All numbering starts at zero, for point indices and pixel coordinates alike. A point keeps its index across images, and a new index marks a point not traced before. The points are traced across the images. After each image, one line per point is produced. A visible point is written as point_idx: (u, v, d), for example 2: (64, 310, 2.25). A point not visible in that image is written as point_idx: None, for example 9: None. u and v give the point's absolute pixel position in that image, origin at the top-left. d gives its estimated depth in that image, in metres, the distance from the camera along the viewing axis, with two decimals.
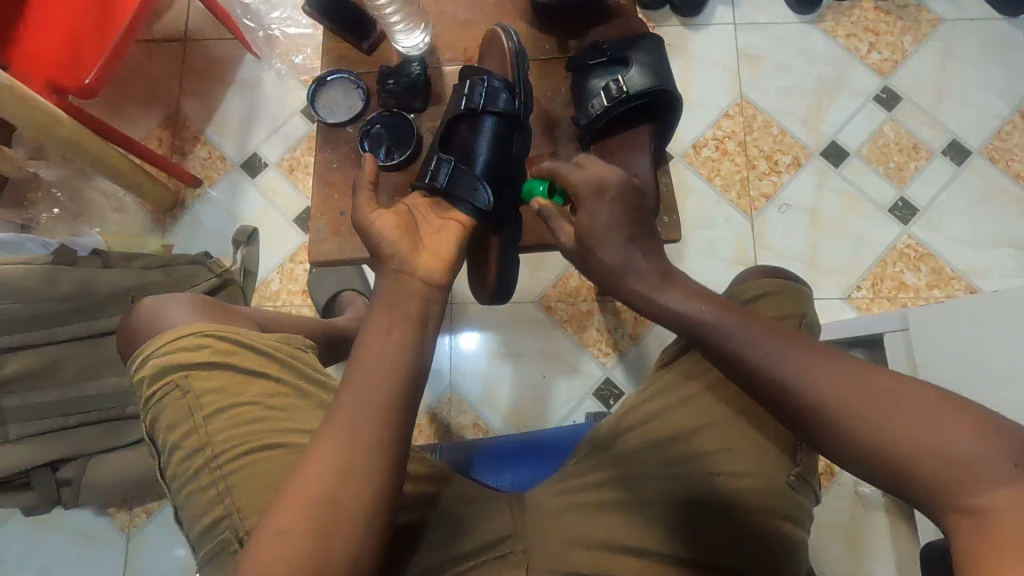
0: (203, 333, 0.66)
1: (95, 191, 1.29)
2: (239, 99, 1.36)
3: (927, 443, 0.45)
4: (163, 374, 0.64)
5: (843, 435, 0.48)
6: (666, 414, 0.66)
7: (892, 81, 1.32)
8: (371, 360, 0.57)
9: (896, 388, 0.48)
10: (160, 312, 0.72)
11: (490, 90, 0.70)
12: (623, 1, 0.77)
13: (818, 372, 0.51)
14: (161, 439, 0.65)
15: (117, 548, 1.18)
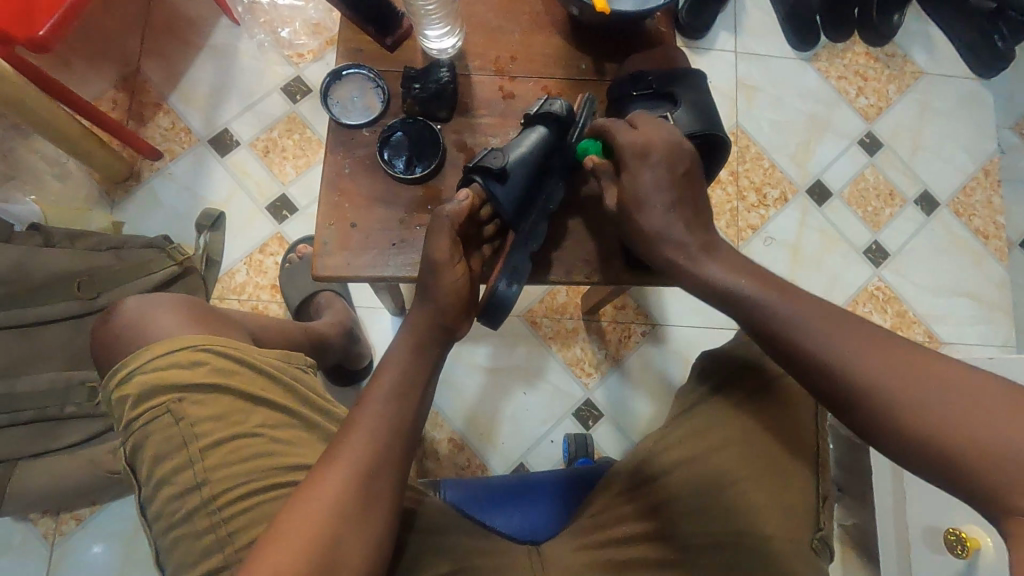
0: (200, 348, 0.62)
1: (33, 154, 1.14)
2: (211, 67, 1.23)
3: (993, 443, 0.43)
4: (154, 396, 0.61)
5: (894, 427, 0.47)
6: (690, 465, 0.65)
7: (875, 127, 1.37)
8: (377, 413, 0.58)
9: (957, 378, 0.46)
10: (145, 319, 0.66)
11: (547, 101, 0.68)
12: (664, 28, 0.74)
13: (869, 357, 0.49)
14: (144, 471, 0.61)
15: (39, 558, 1.05)
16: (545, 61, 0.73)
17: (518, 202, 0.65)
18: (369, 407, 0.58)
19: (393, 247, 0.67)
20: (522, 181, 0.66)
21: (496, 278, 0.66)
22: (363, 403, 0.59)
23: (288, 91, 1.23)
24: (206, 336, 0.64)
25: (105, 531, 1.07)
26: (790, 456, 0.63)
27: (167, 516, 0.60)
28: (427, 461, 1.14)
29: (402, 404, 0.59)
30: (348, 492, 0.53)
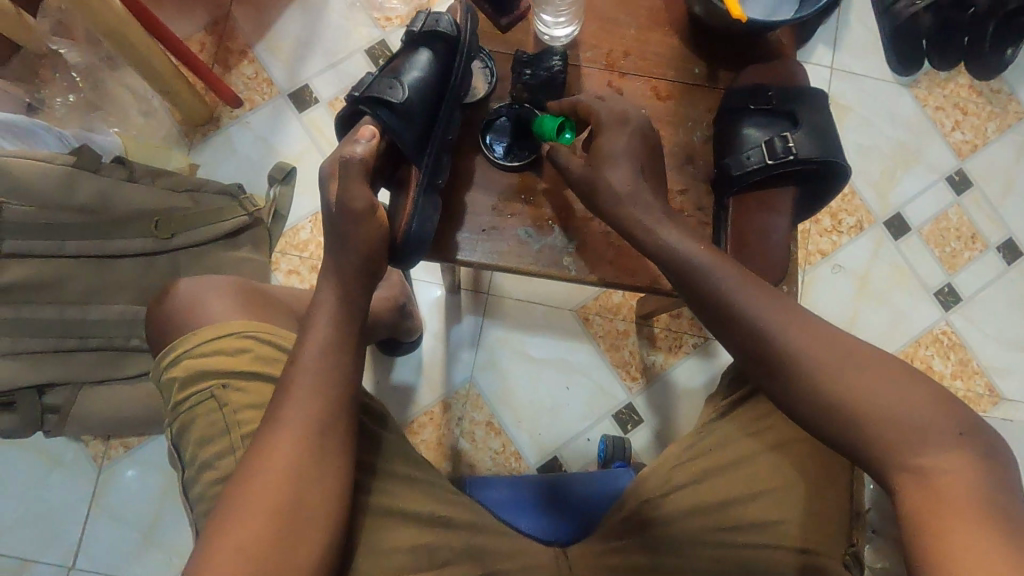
0: (245, 336, 0.72)
1: (121, 88, 1.16)
2: (299, 21, 1.23)
3: (885, 404, 0.50)
4: (198, 379, 0.70)
5: (805, 391, 0.53)
6: (714, 477, 0.67)
7: (967, 164, 1.30)
8: (314, 373, 0.61)
9: (853, 345, 0.53)
10: (202, 301, 0.76)
11: (432, 18, 0.67)
12: (786, 41, 0.71)
13: (795, 333, 0.54)
14: (190, 451, 0.70)
15: (86, 478, 1.10)
16: (657, 61, 0.70)
17: (410, 130, 0.64)
18: (292, 388, 0.61)
19: (483, 233, 0.67)
20: (412, 109, 0.64)
21: (404, 218, 0.63)
22: (299, 363, 0.62)
23: (372, 54, 1.22)
24: (253, 323, 0.73)
25: (151, 461, 1.11)
26: (819, 472, 0.65)
27: (208, 497, 0.69)
28: (463, 441, 1.15)
29: (336, 364, 0.62)
30: (293, 461, 0.58)
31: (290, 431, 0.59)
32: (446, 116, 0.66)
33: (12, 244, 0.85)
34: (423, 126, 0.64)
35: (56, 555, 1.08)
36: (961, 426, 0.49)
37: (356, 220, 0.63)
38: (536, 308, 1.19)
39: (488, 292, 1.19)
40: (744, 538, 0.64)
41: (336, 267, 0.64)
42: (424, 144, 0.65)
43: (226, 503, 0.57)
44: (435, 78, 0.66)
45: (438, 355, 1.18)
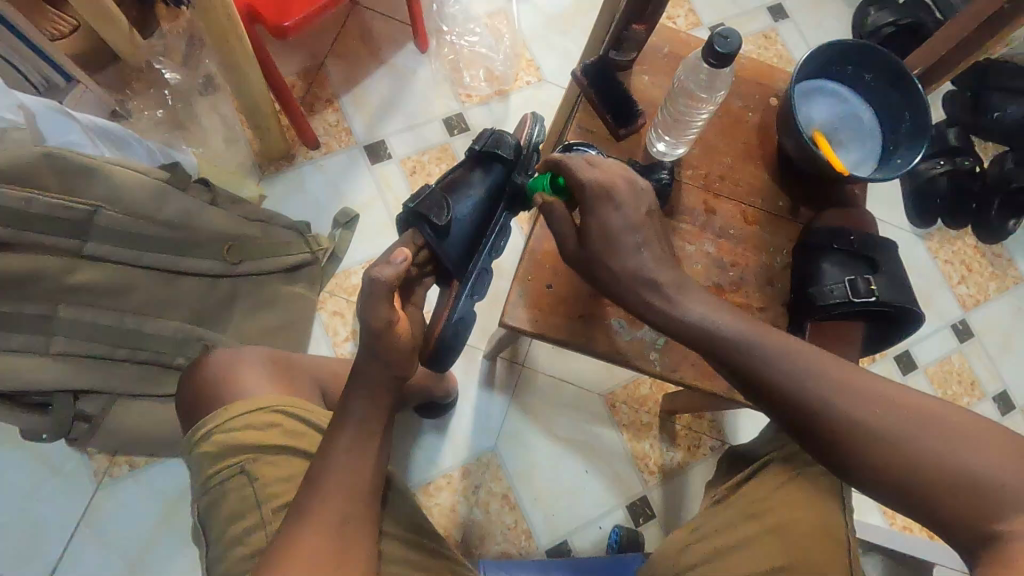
0: (274, 410, 0.64)
1: (209, 111, 1.21)
2: (387, 82, 1.31)
3: (953, 459, 0.51)
4: (231, 455, 0.62)
5: (874, 458, 0.53)
6: (725, 558, 0.64)
7: (970, 316, 1.41)
8: (346, 458, 0.58)
9: (914, 405, 0.54)
10: (238, 370, 0.70)
11: (496, 141, 0.73)
12: (860, 193, 0.79)
13: (856, 402, 0.54)
14: (218, 529, 0.62)
15: (81, 493, 1.04)
16: (748, 189, 0.78)
17: (456, 249, 0.67)
18: (329, 470, 0.58)
19: (579, 318, 0.71)
20: (462, 229, 0.68)
21: (444, 313, 0.69)
22: (329, 450, 0.59)
23: (448, 124, 1.30)
24: (283, 397, 0.66)
25: (155, 485, 1.06)
26: (829, 556, 0.63)
27: (236, 575, 0.59)
28: (476, 510, 1.14)
29: (368, 451, 0.60)
30: (322, 547, 0.54)
31: (326, 516, 0.56)
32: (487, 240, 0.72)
33: (95, 247, 0.85)
34: (470, 246, 0.69)
35: (31, 573, 1.01)
36: None
37: (377, 338, 0.58)
38: (566, 388, 1.22)
39: (523, 364, 1.21)
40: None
41: (366, 374, 0.60)
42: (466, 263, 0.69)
43: None
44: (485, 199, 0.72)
45: (463, 421, 1.18)
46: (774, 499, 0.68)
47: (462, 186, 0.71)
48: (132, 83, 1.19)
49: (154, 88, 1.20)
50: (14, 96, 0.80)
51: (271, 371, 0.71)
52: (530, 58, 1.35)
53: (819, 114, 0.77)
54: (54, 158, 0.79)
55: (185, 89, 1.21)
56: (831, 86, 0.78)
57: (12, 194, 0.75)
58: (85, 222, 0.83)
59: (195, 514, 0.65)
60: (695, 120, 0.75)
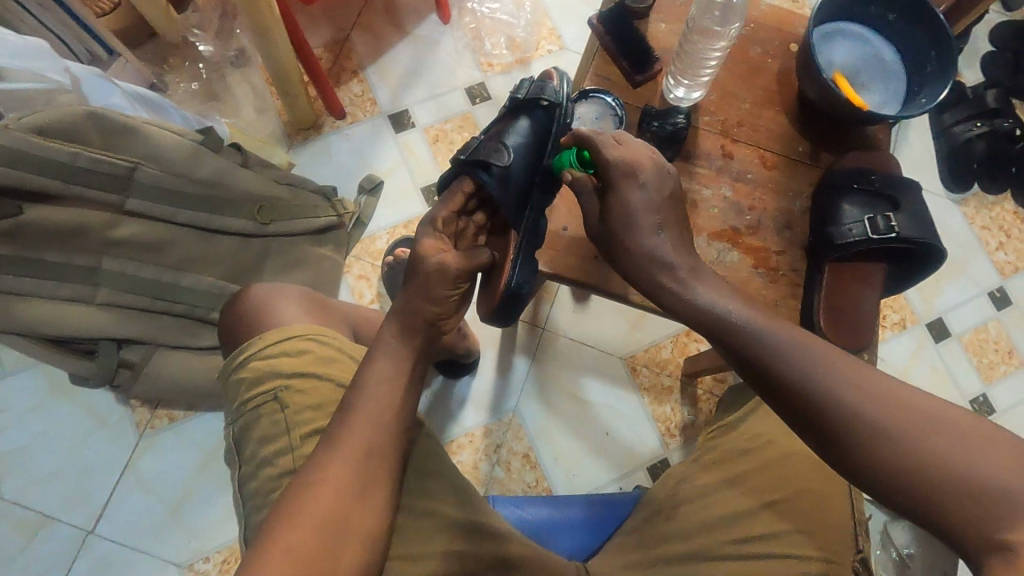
0: (304, 338, 0.68)
1: (240, 84, 1.26)
2: (411, 53, 1.33)
3: (956, 462, 0.44)
4: (265, 379, 0.66)
5: (882, 453, 0.46)
6: (724, 491, 0.66)
7: (1008, 284, 1.36)
8: (372, 387, 0.62)
9: (919, 406, 0.47)
10: (271, 305, 0.73)
11: (538, 89, 0.76)
12: (883, 137, 0.78)
13: (857, 395, 0.48)
14: (249, 451, 0.65)
15: (125, 443, 1.11)
16: (767, 134, 0.78)
17: (502, 199, 0.70)
18: (364, 396, 0.61)
19: (594, 259, 0.72)
20: (509, 175, 0.71)
21: (507, 274, 0.71)
22: (359, 379, 0.63)
23: (470, 93, 1.32)
24: (314, 328, 0.69)
25: (191, 438, 1.11)
26: (825, 485, 0.65)
27: (264, 494, 0.63)
28: (498, 469, 1.16)
29: (389, 381, 0.63)
30: (352, 463, 0.58)
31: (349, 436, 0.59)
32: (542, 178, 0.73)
33: (139, 204, 0.90)
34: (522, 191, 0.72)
35: (80, 516, 1.08)
36: None
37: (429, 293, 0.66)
38: (587, 351, 1.23)
39: (544, 327, 1.23)
40: (756, 550, 0.62)
41: (406, 310, 0.66)
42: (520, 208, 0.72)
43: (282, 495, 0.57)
44: (530, 139, 0.74)
45: (489, 382, 1.20)
46: (772, 429, 0.69)
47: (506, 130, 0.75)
48: (169, 57, 1.25)
49: (189, 61, 1.25)
50: (60, 61, 0.87)
51: (300, 308, 0.74)
52: (551, 27, 1.36)
53: (840, 55, 0.76)
54: (95, 116, 0.84)
55: (218, 61, 1.26)
56: (852, 28, 0.77)
57: (59, 148, 0.80)
58: (126, 177, 0.88)
59: (230, 438, 0.69)
60: (709, 57, 0.74)
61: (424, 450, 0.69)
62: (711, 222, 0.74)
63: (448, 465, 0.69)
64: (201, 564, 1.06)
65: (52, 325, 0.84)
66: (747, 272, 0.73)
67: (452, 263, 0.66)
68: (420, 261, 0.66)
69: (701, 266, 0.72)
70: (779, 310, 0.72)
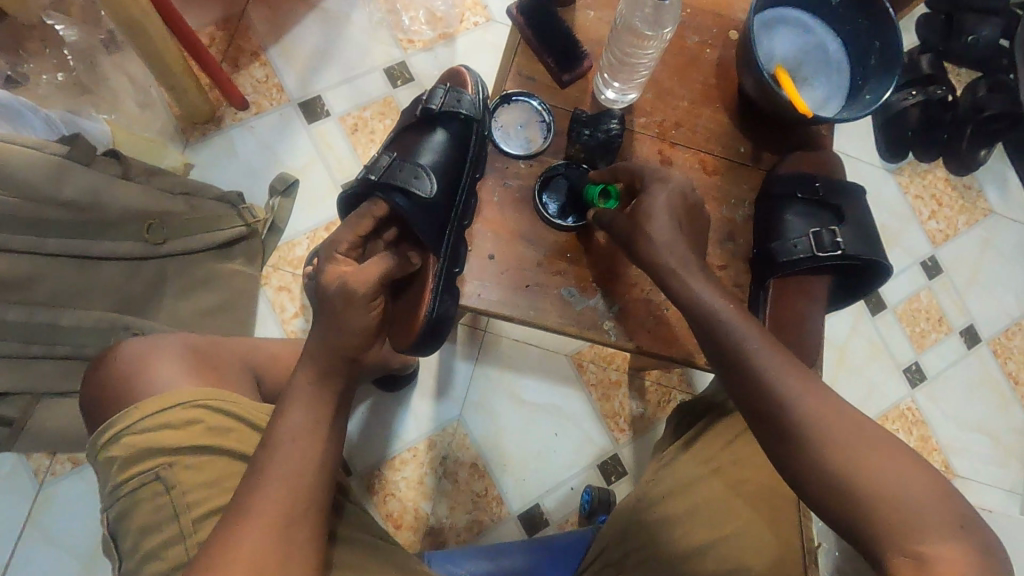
0: (192, 405, 0.59)
1: (117, 72, 1.09)
2: (319, 30, 1.18)
3: (886, 475, 0.46)
4: (145, 458, 0.57)
5: (818, 458, 0.48)
6: (672, 529, 0.64)
7: (939, 252, 1.39)
8: (274, 464, 0.54)
9: (860, 421, 0.49)
10: (153, 362, 0.63)
11: (449, 97, 0.68)
12: (827, 133, 0.73)
13: (811, 405, 0.50)
14: (129, 542, 0.57)
15: (23, 495, 0.99)
16: (707, 135, 0.71)
17: (417, 219, 0.63)
18: (268, 478, 0.53)
19: (527, 288, 0.65)
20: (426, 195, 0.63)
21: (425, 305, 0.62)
22: (263, 451, 0.55)
23: (390, 74, 1.19)
24: (201, 391, 0.60)
25: (100, 482, 1.00)
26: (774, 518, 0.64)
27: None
28: (444, 481, 1.11)
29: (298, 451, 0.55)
30: (249, 559, 0.50)
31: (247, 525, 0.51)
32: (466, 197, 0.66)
33: None
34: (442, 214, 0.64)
35: None
36: (960, 516, 0.44)
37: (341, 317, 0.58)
38: (531, 350, 1.18)
39: (485, 329, 1.16)
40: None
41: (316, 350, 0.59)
42: (443, 230, 0.64)
43: None
44: (449, 155, 0.67)
45: (427, 393, 1.14)
46: (718, 459, 0.67)
47: (418, 145, 0.68)
48: None
49: None
50: None
51: (194, 362, 0.64)
52: None
53: (781, 47, 0.69)
54: None
55: (87, 46, 1.08)
56: (794, 15, 0.70)
57: None
58: None
59: (105, 524, 0.60)
60: (643, 61, 0.66)
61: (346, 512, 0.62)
62: None
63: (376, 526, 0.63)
64: None
65: None
66: None
67: (356, 281, 0.58)
68: (322, 286, 0.59)
69: (642, 288, 0.67)
70: None
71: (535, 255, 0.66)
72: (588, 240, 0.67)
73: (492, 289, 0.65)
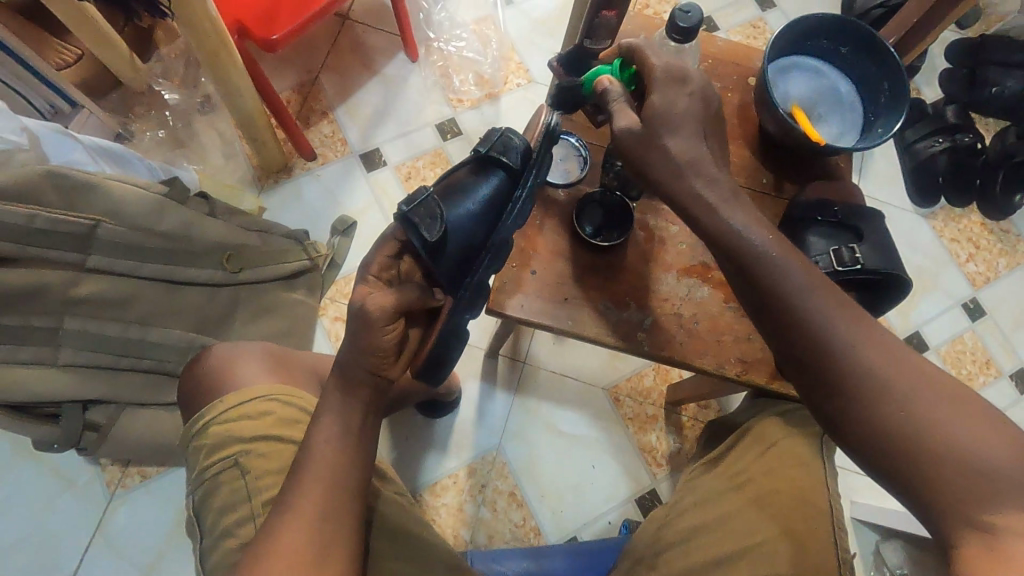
0: (266, 398, 0.67)
1: (208, 130, 1.25)
2: (380, 92, 1.34)
3: (961, 442, 0.47)
4: (225, 446, 0.64)
5: (887, 420, 0.51)
6: (705, 533, 0.66)
7: (981, 294, 1.38)
8: (327, 452, 0.60)
9: (937, 383, 0.50)
10: (236, 364, 0.72)
11: (507, 146, 0.69)
12: (844, 166, 0.79)
13: (881, 367, 0.52)
14: (209, 521, 0.63)
15: (95, 505, 1.07)
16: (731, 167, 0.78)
17: (442, 264, 0.64)
18: (325, 462, 0.59)
19: (565, 301, 0.72)
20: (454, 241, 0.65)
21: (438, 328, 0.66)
22: (313, 442, 0.60)
23: (441, 129, 1.32)
24: (275, 387, 0.68)
25: (165, 494, 1.08)
26: (810, 523, 0.65)
27: (224, 567, 0.61)
28: (483, 509, 1.14)
29: (354, 439, 0.61)
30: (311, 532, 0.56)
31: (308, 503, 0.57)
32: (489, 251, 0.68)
33: (101, 260, 0.88)
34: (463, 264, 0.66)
35: None
36: None
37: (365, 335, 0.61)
38: (568, 383, 1.22)
39: (524, 361, 1.22)
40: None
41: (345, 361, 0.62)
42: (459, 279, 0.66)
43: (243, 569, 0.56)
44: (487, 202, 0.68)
45: (467, 422, 1.18)
46: (750, 469, 0.69)
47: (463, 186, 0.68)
48: (134, 106, 1.24)
49: (154, 110, 1.24)
50: (17, 119, 0.85)
51: (268, 365, 0.73)
52: (519, 61, 1.37)
53: (796, 88, 0.77)
54: (56, 175, 0.82)
55: (185, 108, 1.25)
56: (807, 61, 0.78)
57: (15, 210, 0.78)
58: (88, 235, 0.86)
59: (190, 508, 0.67)
60: None
61: (395, 506, 0.67)
62: (679, 259, 0.74)
63: (422, 524, 0.67)
64: None
65: (11, 391, 0.82)
66: (719, 307, 0.73)
67: (373, 303, 0.60)
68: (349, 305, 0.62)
69: (671, 303, 0.72)
70: (751, 344, 0.72)
71: (572, 272, 0.73)
72: (622, 259, 0.73)
73: (532, 300, 0.71)
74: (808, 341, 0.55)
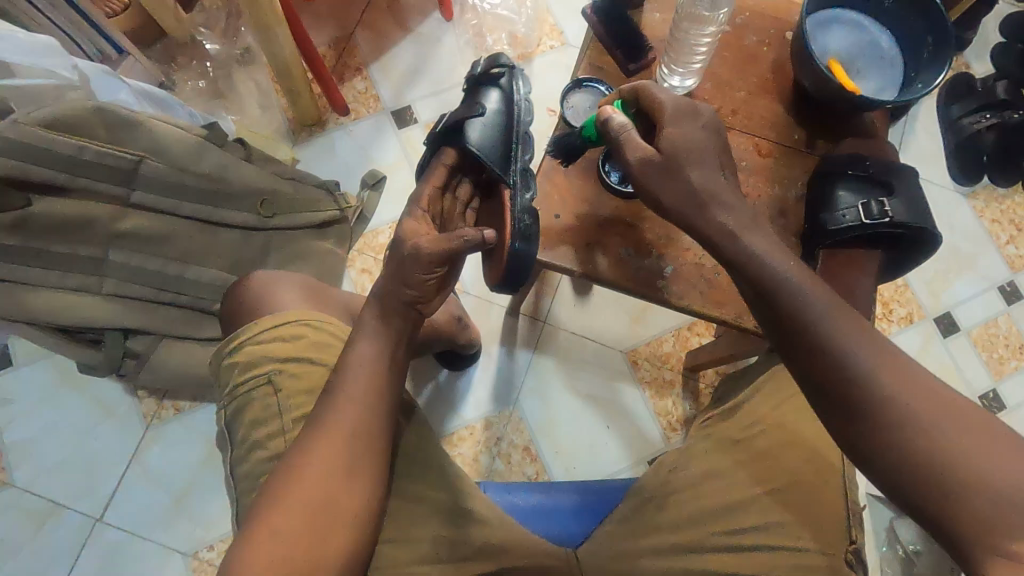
0: (299, 323, 0.70)
1: (246, 82, 1.28)
2: (414, 50, 1.35)
3: (979, 464, 0.47)
4: (260, 364, 0.67)
5: (903, 441, 0.50)
6: (717, 478, 0.67)
7: (1020, 277, 1.34)
8: (355, 380, 0.63)
9: (952, 404, 0.50)
10: (269, 293, 0.75)
11: (490, 63, 0.80)
12: (880, 124, 0.77)
13: (895, 389, 0.51)
14: (241, 433, 0.67)
15: (133, 433, 1.13)
16: (763, 122, 0.78)
17: (484, 156, 0.74)
18: (352, 388, 0.62)
19: (588, 247, 0.73)
20: (486, 136, 0.74)
21: (505, 241, 0.69)
22: (342, 370, 0.64)
23: None
24: (308, 312, 0.71)
25: (197, 428, 1.13)
26: (820, 474, 0.66)
27: (253, 478, 0.65)
28: (498, 461, 1.16)
29: (379, 369, 0.64)
30: (337, 450, 0.60)
31: (335, 428, 0.61)
32: (524, 142, 0.76)
33: (143, 195, 0.92)
34: (506, 150, 0.75)
35: (89, 505, 1.10)
36: None
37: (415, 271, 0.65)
38: (588, 344, 1.23)
39: (545, 321, 1.23)
40: (742, 542, 0.63)
41: (386, 293, 0.67)
42: (507, 163, 0.75)
43: (272, 480, 0.60)
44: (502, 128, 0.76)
45: (490, 376, 1.21)
46: (765, 419, 0.69)
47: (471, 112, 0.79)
48: (177, 56, 1.27)
49: (196, 60, 1.28)
50: (69, 59, 0.89)
51: (298, 296, 0.75)
52: (553, 23, 1.36)
53: (835, 42, 0.75)
54: (104, 111, 0.86)
55: (225, 59, 1.28)
56: (848, 14, 0.76)
57: (66, 141, 0.83)
58: (132, 170, 0.90)
59: (224, 422, 0.71)
60: (699, 45, 0.75)
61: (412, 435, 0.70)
62: None
63: (436, 454, 0.70)
64: (205, 553, 1.08)
65: (62, 315, 0.88)
66: None
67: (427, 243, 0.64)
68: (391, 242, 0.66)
69: (695, 253, 0.73)
70: None
71: (597, 219, 0.73)
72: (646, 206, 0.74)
73: (556, 245, 0.72)
74: (820, 356, 0.54)
